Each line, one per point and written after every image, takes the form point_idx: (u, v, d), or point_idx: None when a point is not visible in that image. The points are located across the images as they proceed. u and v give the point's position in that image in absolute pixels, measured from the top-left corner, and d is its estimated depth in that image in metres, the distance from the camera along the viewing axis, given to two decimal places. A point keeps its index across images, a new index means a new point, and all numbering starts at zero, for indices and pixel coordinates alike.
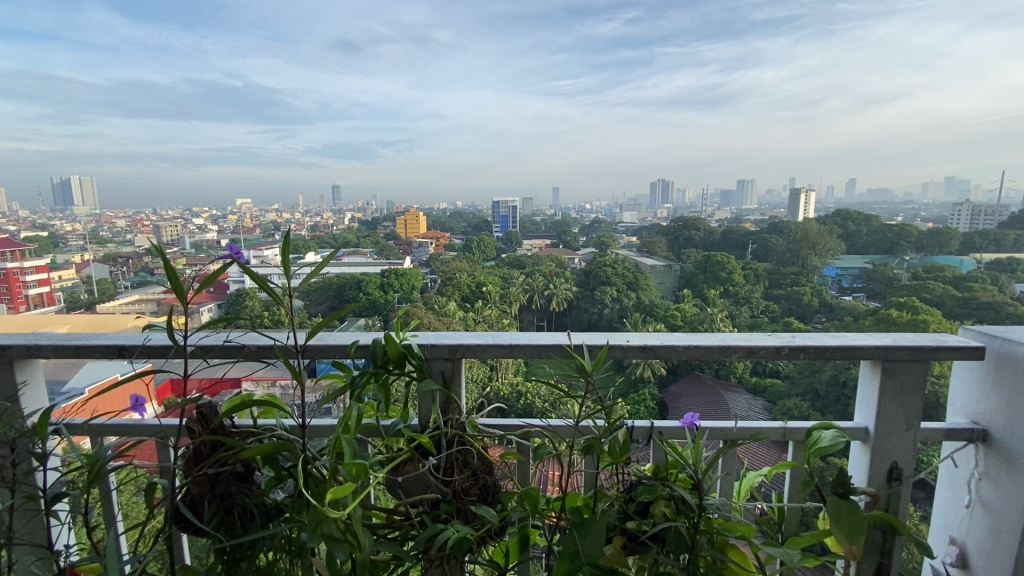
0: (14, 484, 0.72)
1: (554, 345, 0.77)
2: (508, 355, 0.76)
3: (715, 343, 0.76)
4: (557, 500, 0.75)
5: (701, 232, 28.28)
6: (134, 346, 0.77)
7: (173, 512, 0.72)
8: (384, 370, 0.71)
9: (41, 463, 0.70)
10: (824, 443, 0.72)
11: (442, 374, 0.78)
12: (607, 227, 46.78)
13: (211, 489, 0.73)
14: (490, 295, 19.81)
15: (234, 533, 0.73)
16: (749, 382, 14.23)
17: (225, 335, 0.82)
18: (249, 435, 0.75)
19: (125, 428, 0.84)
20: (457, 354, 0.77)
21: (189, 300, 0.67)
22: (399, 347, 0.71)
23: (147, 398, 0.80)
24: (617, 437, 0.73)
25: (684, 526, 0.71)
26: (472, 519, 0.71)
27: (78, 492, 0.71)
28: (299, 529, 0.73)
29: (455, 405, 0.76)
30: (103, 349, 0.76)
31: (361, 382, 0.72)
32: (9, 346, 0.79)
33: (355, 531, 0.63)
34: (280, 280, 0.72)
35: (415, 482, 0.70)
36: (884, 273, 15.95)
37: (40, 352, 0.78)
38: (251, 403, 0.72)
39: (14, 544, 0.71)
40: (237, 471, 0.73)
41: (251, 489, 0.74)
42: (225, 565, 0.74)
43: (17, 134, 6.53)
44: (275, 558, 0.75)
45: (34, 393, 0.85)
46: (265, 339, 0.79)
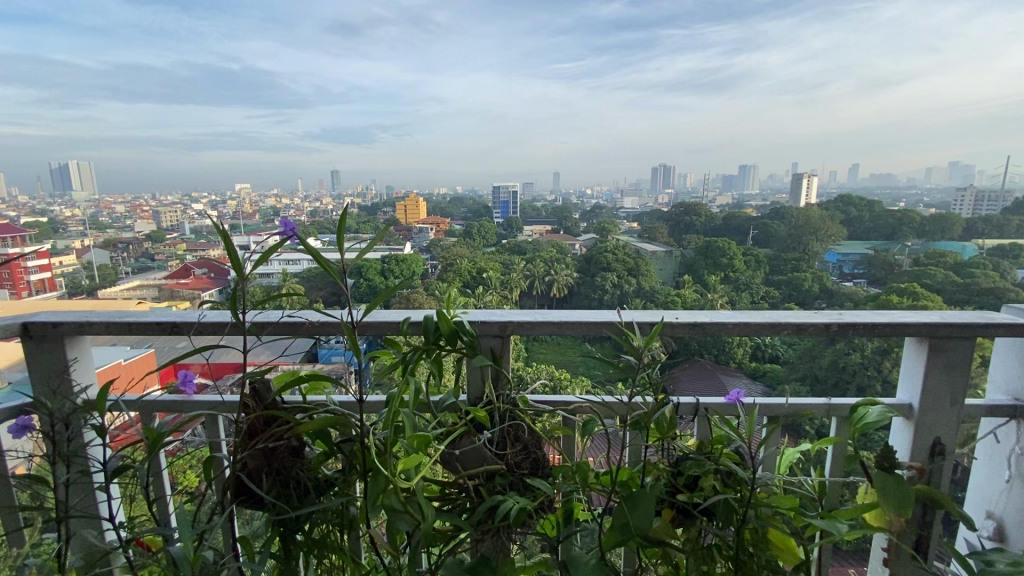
0: (68, 458, 0.73)
1: (604, 322, 0.78)
2: (557, 332, 0.77)
3: (764, 321, 0.76)
4: (605, 475, 0.76)
5: (702, 217, 28.12)
6: (187, 323, 0.77)
7: (231, 484, 0.74)
8: (436, 346, 0.73)
9: (100, 436, 0.72)
10: (870, 418, 0.72)
11: (492, 350, 0.79)
12: (606, 213, 46.40)
13: (266, 463, 0.75)
14: (491, 281, 20.06)
15: (291, 503, 0.75)
16: (748, 367, 14.32)
17: (276, 312, 0.83)
18: (300, 410, 0.77)
19: (174, 404, 0.85)
20: (508, 331, 0.78)
21: (246, 274, 0.69)
22: (451, 324, 0.72)
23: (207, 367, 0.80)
24: (665, 413, 0.74)
25: (735, 498, 0.72)
26: (526, 491, 0.73)
27: (136, 467, 0.71)
28: (352, 502, 0.75)
29: (506, 380, 0.77)
30: (155, 326, 0.77)
31: (413, 358, 0.72)
32: (61, 323, 0.79)
33: (417, 502, 0.65)
34: (330, 255, 0.73)
35: (472, 455, 0.71)
36: (884, 260, 15.73)
37: (91, 329, 0.79)
38: (302, 379, 0.74)
39: (69, 517, 0.72)
40: (291, 445, 0.75)
41: (304, 462, 0.76)
42: (281, 536, 0.75)
43: (19, 119, 6.53)
44: (327, 532, 0.76)
45: (84, 369, 0.85)
46: (320, 315, 0.80)
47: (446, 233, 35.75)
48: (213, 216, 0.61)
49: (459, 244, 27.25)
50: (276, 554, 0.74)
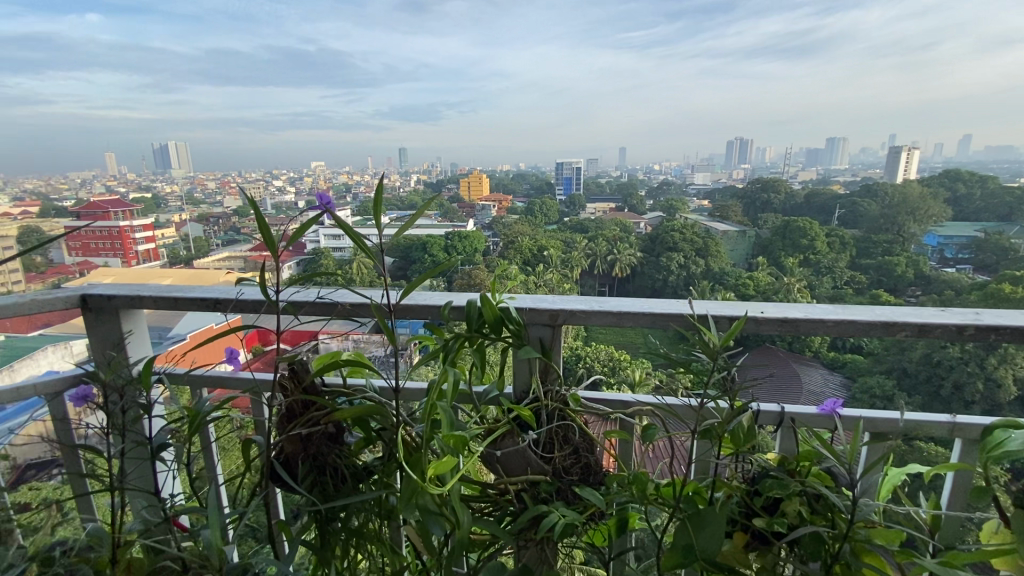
0: (122, 430, 0.74)
1: (674, 314, 0.68)
2: (616, 323, 0.69)
3: (875, 320, 0.64)
4: (666, 486, 0.66)
5: (781, 195, 26.11)
6: (227, 299, 0.77)
7: (268, 470, 0.72)
8: (479, 334, 0.66)
9: (147, 412, 0.73)
10: (1011, 446, 0.57)
11: (542, 341, 0.72)
12: (675, 189, 44.25)
13: (303, 449, 0.73)
14: (551, 259, 19.85)
15: (327, 493, 0.73)
16: (824, 357, 13.30)
17: (315, 292, 0.82)
18: (338, 395, 0.74)
19: (221, 379, 0.86)
20: (558, 320, 0.70)
21: (279, 255, 0.67)
22: (496, 311, 0.66)
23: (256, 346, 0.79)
24: (742, 422, 0.63)
25: (827, 531, 0.61)
26: (575, 500, 0.66)
27: (179, 444, 0.72)
28: (391, 493, 0.72)
29: (555, 374, 0.70)
30: (199, 301, 0.78)
31: (455, 346, 0.66)
32: (114, 296, 0.81)
33: (453, 507, 0.60)
34: (371, 238, 0.69)
35: (515, 457, 0.66)
36: (998, 244, 12.51)
37: (142, 303, 0.80)
38: (340, 363, 0.71)
39: (122, 487, 0.73)
40: (329, 432, 0.73)
41: (342, 449, 0.73)
42: (319, 524, 0.73)
43: (125, 105, 7.20)
44: (367, 522, 0.73)
45: (138, 341, 0.88)
46: (356, 296, 0.79)
47: (508, 210, 35.71)
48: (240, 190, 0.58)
49: (520, 222, 27.07)
50: (314, 541, 0.72)
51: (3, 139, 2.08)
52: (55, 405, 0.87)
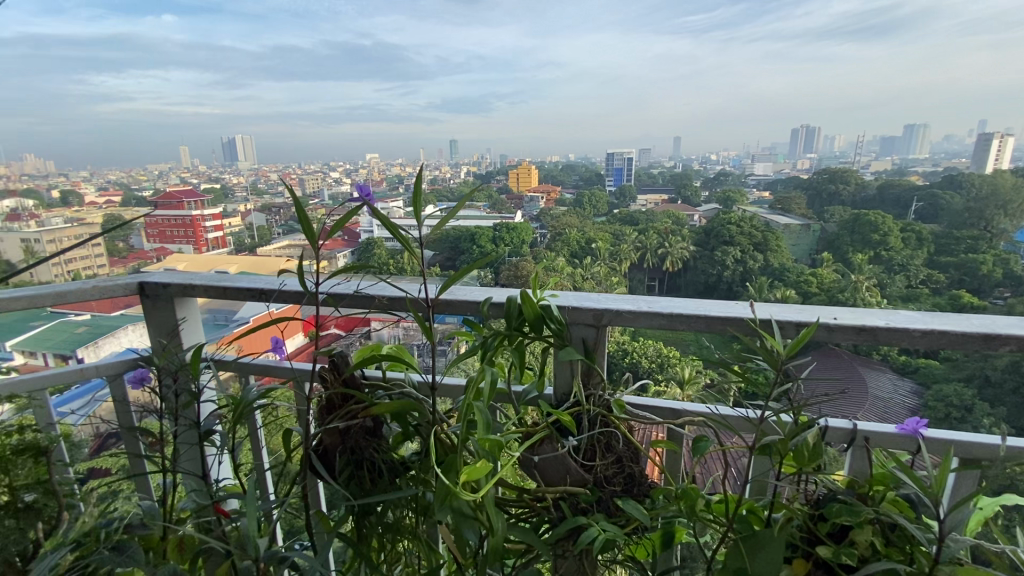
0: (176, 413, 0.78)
1: (735, 318, 0.66)
2: (666, 325, 0.68)
3: (971, 333, 0.62)
4: (718, 504, 0.63)
5: (851, 186, 24.37)
6: (271, 289, 0.89)
7: (308, 460, 0.73)
8: (518, 333, 0.66)
9: (197, 398, 0.77)
10: None
11: (585, 342, 0.72)
12: (732, 181, 42.30)
13: (341, 442, 0.73)
14: (600, 252, 19.48)
15: (363, 488, 0.73)
16: (895, 362, 12.35)
17: (355, 284, 0.89)
18: (377, 389, 0.75)
19: (266, 367, 0.91)
20: (603, 321, 0.70)
21: (320, 243, 0.75)
22: (537, 309, 0.65)
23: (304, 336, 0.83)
24: (808, 439, 0.58)
25: (903, 566, 0.55)
26: (618, 513, 0.65)
27: (228, 430, 0.75)
28: (426, 491, 0.70)
29: (599, 378, 0.69)
30: (245, 291, 0.90)
31: (493, 344, 0.66)
32: (169, 286, 0.98)
33: (486, 512, 0.58)
34: (413, 230, 0.77)
35: (553, 463, 0.65)
36: None
37: (194, 292, 0.95)
38: (378, 357, 0.73)
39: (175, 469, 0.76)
40: (366, 425, 0.73)
41: (379, 444, 0.73)
42: (355, 518, 0.73)
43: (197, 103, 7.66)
44: (403, 517, 0.73)
45: (191, 329, 1.04)
46: (394, 291, 0.86)
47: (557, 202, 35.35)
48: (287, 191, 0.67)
49: (569, 214, 26.77)
50: (350, 534, 0.72)
51: (91, 134, 2.25)
52: (114, 387, 1.02)
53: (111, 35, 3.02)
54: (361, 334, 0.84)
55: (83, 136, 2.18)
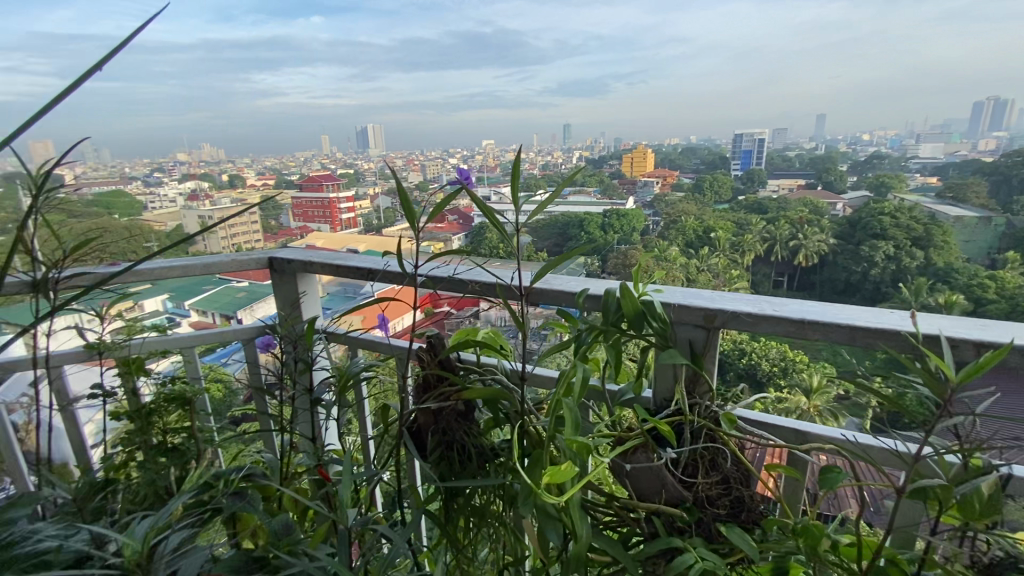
0: (295, 380, 0.89)
1: (890, 333, 0.66)
2: (795, 331, 0.71)
3: None
4: (850, 546, 0.64)
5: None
6: (377, 269, 1.02)
7: (404, 436, 0.77)
8: (616, 329, 0.68)
9: (309, 367, 0.86)
10: None
11: (693, 344, 0.77)
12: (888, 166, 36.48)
13: (434, 421, 0.76)
14: None
15: (452, 469, 0.75)
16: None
17: (453, 269, 0.92)
18: (471, 373, 0.77)
19: (372, 343, 1.00)
20: (715, 323, 0.74)
21: (420, 226, 0.80)
22: (637, 305, 0.67)
23: (408, 316, 0.89)
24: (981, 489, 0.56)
25: None
26: (717, 539, 0.68)
27: (334, 398, 0.83)
28: (512, 482, 0.69)
29: (705, 387, 0.75)
30: (356, 271, 1.05)
31: (588, 340, 0.69)
32: (294, 262, 1.18)
33: (571, 515, 0.60)
34: (506, 217, 0.78)
35: (647, 472, 0.70)
36: None
37: (313, 268, 1.15)
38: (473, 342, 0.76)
39: (294, 431, 0.87)
40: (458, 408, 0.75)
41: (471, 428, 0.74)
42: (445, 500, 0.75)
43: None
44: (490, 502, 0.73)
45: (311, 301, 1.24)
46: (487, 277, 0.89)
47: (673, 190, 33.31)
48: (392, 180, 0.72)
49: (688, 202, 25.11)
50: (438, 513, 0.74)
51: (251, 125, 2.50)
52: (248, 349, 1.23)
53: (270, 37, 3.40)
54: (472, 314, 0.87)
55: (250, 127, 2.50)
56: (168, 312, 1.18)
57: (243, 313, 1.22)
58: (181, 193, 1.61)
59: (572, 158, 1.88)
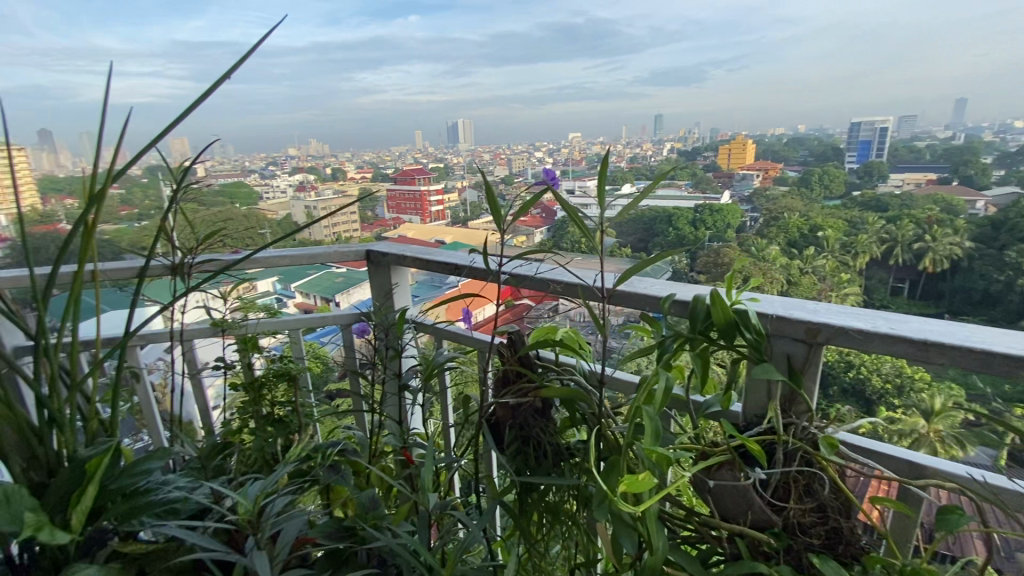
0: (384, 365, 0.96)
1: None
2: (913, 353, 0.65)
3: None
4: None
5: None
6: (463, 265, 1.06)
7: (484, 429, 0.80)
8: (705, 338, 0.66)
9: (399, 355, 0.93)
10: None
11: (793, 358, 0.75)
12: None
13: (512, 416, 0.78)
14: None
15: (528, 465, 0.76)
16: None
17: (535, 267, 0.93)
18: (549, 372, 0.78)
19: (457, 335, 1.04)
20: (818, 338, 0.72)
21: (505, 222, 0.81)
22: (728, 315, 0.64)
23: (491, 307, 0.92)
24: None
25: None
26: (805, 569, 0.64)
27: (421, 387, 0.88)
28: (588, 484, 0.69)
29: (804, 407, 0.71)
30: (445, 265, 1.11)
31: (672, 348, 0.68)
32: (388, 255, 1.26)
33: (648, 526, 0.59)
34: (592, 212, 0.77)
35: (733, 491, 0.68)
36: None
37: (405, 261, 1.23)
38: (554, 342, 0.77)
39: (383, 413, 0.93)
40: (536, 405, 0.76)
41: (548, 426, 0.76)
42: (520, 494, 0.77)
43: None
44: (564, 501, 0.74)
45: (402, 292, 1.32)
46: (568, 278, 0.89)
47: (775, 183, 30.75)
48: (481, 177, 0.73)
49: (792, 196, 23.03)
50: (512, 506, 0.76)
51: (352, 120, 2.65)
52: (346, 333, 1.35)
53: (369, 35, 3.59)
54: (550, 309, 0.88)
55: (351, 122, 2.67)
56: (276, 293, 1.31)
57: (340, 297, 1.34)
58: (291, 184, 1.77)
59: (662, 150, 1.81)
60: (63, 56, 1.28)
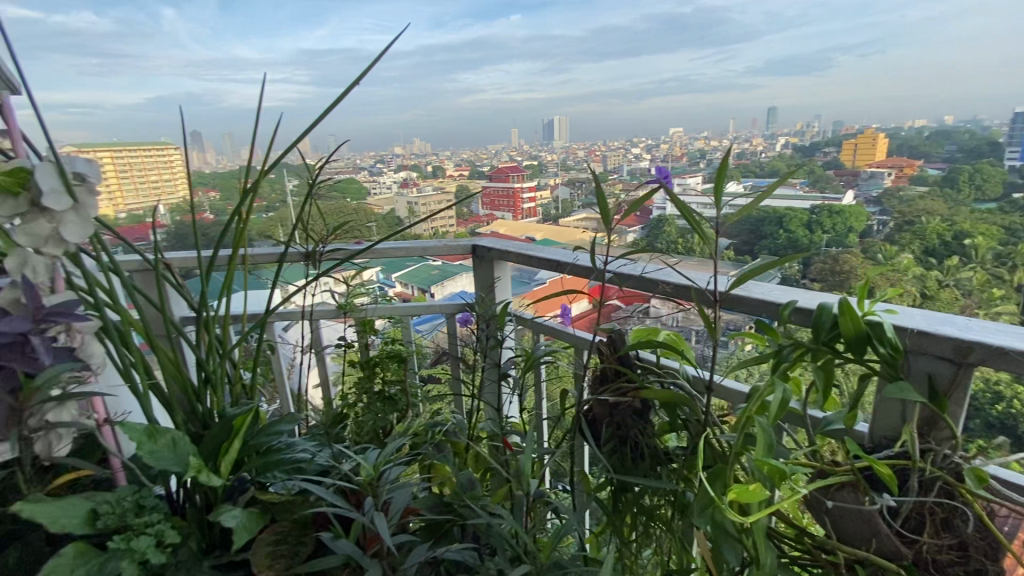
0: (485, 353, 1.00)
1: None
2: None
3: None
4: None
5: None
6: (567, 262, 1.12)
7: (578, 424, 0.81)
8: (829, 349, 0.66)
9: (502, 344, 0.99)
10: None
11: (936, 379, 0.72)
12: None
13: (609, 414, 0.79)
14: None
15: (625, 464, 0.77)
16: None
17: (641, 266, 0.94)
18: (650, 373, 0.78)
19: (554, 329, 1.07)
20: (967, 358, 0.68)
21: (612, 223, 0.83)
22: (860, 328, 0.63)
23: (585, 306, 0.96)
24: None
25: None
26: None
27: (518, 376, 0.92)
28: (688, 491, 0.69)
29: (947, 433, 0.73)
30: (549, 262, 1.16)
31: (792, 357, 0.68)
32: (493, 251, 1.35)
33: (754, 539, 0.59)
34: (708, 209, 0.77)
35: (855, 513, 0.72)
36: None
37: (510, 257, 1.31)
38: (656, 344, 0.76)
39: (480, 399, 0.97)
40: (635, 406, 0.77)
41: (647, 427, 0.76)
42: (613, 492, 0.78)
43: None
44: (659, 505, 0.73)
45: (503, 285, 1.42)
46: (677, 279, 0.90)
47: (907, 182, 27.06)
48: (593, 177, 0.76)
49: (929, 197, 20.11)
50: (606, 505, 0.77)
51: (451, 120, 2.78)
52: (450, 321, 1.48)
53: None
54: (640, 312, 0.89)
55: (450, 121, 2.79)
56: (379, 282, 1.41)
57: (435, 290, 1.46)
58: (398, 181, 1.90)
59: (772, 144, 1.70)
60: (212, 66, 1.72)
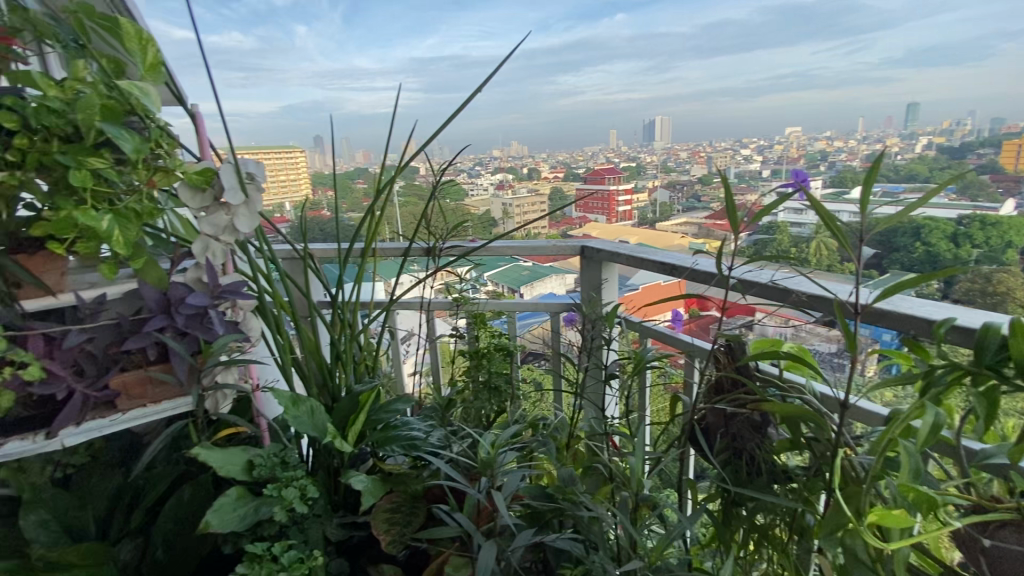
0: (591, 352, 1.04)
1: None
2: None
3: None
4: None
5: None
6: (685, 267, 1.16)
7: (688, 431, 0.83)
8: (991, 371, 0.66)
9: (609, 344, 0.99)
10: None
11: None
12: None
13: (725, 424, 0.82)
14: None
15: (739, 477, 0.79)
16: None
17: (767, 274, 0.98)
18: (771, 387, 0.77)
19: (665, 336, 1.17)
20: None
21: (738, 228, 0.85)
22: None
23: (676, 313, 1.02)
24: None
25: None
26: None
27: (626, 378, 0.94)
28: (809, 512, 0.70)
29: None
30: (665, 266, 1.21)
31: (945, 379, 0.69)
32: (604, 252, 1.43)
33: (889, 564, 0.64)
34: (846, 216, 0.79)
35: (1012, 551, 0.72)
36: None
37: (622, 259, 1.37)
38: (780, 355, 0.74)
39: (584, 397, 1.00)
40: (753, 420, 0.79)
41: (764, 442, 0.78)
42: (723, 503, 0.80)
43: None
44: (772, 523, 0.75)
45: (610, 286, 1.48)
46: (813, 288, 0.92)
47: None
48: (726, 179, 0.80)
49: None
50: (716, 515, 0.80)
51: None
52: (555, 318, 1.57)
53: None
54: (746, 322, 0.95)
55: None
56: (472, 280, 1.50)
57: (525, 290, 1.54)
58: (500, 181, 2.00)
59: None
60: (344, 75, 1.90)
